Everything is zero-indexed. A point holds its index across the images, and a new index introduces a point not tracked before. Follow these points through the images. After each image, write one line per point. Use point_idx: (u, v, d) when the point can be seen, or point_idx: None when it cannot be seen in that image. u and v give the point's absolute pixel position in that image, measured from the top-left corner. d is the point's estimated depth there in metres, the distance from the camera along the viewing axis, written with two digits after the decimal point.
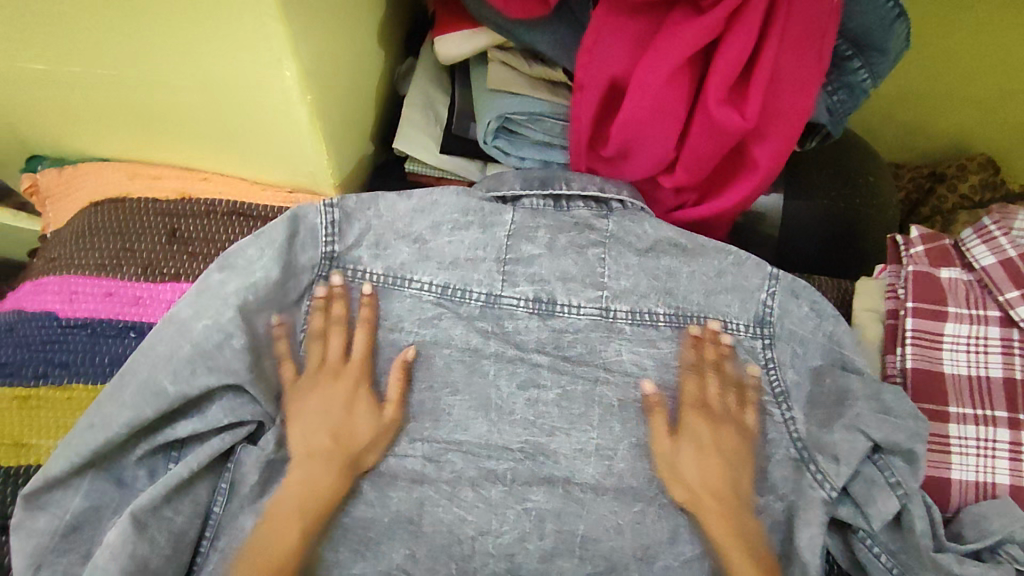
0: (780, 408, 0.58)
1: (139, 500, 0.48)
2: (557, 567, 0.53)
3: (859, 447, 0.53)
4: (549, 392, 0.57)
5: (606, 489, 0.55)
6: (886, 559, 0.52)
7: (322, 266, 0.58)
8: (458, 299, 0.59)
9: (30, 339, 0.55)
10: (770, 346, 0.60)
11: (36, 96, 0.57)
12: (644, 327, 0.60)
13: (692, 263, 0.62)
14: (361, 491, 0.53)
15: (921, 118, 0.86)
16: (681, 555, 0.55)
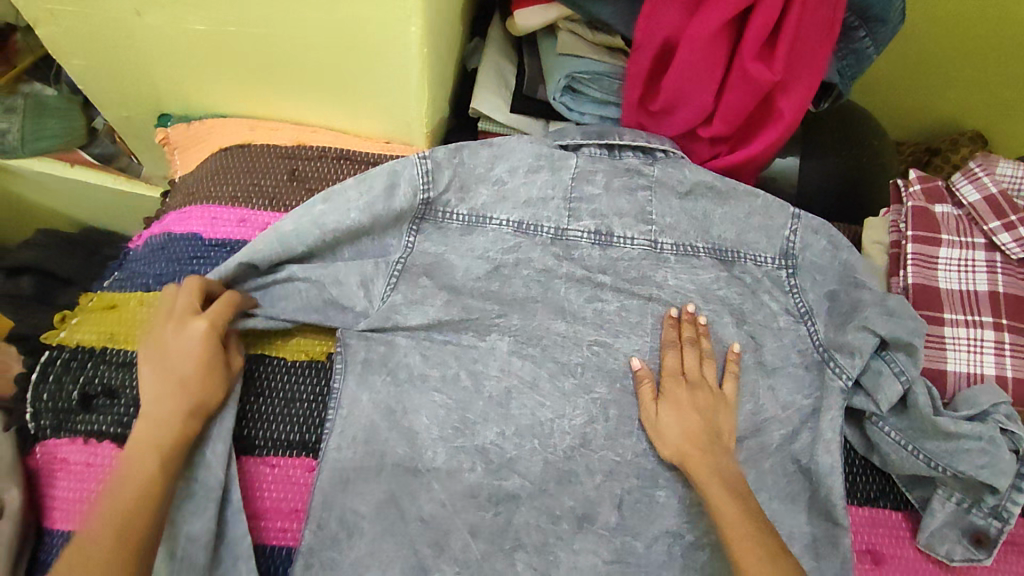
0: (806, 324, 0.69)
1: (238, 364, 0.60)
2: (620, 444, 0.64)
3: (870, 342, 0.64)
4: (611, 304, 0.69)
5: None
6: (893, 434, 0.63)
7: (419, 211, 0.67)
8: (532, 231, 0.69)
9: (180, 254, 0.67)
10: (793, 275, 0.70)
11: (185, 53, 0.68)
12: (688, 258, 0.71)
13: (724, 205, 0.72)
14: (460, 378, 0.64)
15: (919, 100, 0.98)
16: None
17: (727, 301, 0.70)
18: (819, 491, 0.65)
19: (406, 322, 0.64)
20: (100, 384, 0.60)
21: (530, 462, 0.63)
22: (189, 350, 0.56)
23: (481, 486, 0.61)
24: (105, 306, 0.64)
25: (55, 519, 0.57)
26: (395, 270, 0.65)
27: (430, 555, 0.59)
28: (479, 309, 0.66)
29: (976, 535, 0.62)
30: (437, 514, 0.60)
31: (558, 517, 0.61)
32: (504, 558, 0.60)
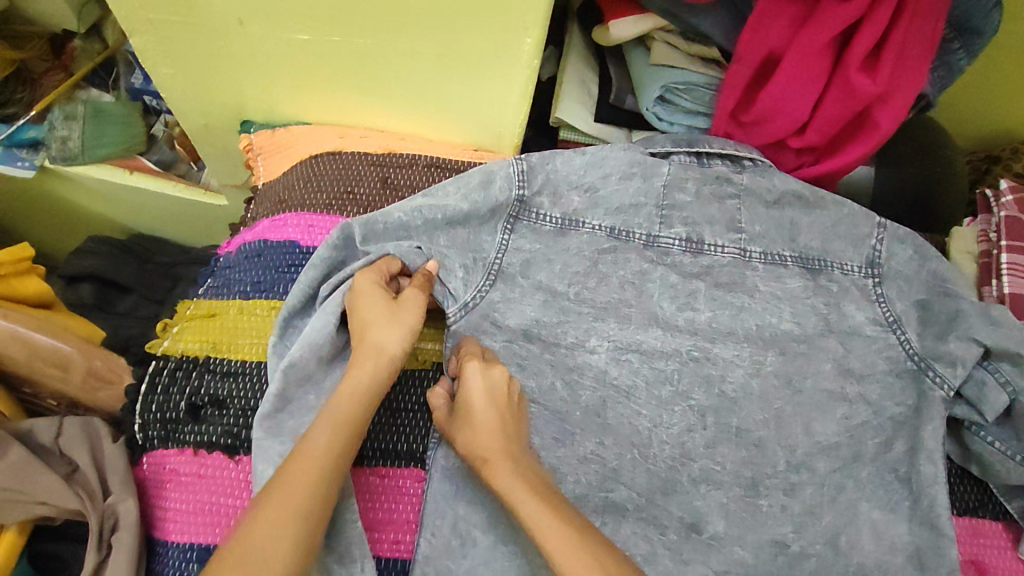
0: (896, 334, 0.68)
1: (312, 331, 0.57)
2: (719, 453, 0.64)
3: (974, 352, 0.63)
4: (702, 314, 0.68)
5: (752, 390, 0.66)
6: (997, 445, 0.63)
7: (513, 209, 0.67)
8: (625, 237, 0.69)
9: (278, 262, 0.67)
10: (880, 284, 0.70)
11: (284, 64, 0.68)
12: (776, 266, 0.71)
13: (811, 214, 0.72)
14: (556, 387, 0.64)
15: (988, 112, 0.98)
16: (818, 442, 0.65)
17: (816, 310, 0.69)
18: (923, 500, 0.64)
19: (506, 320, 0.65)
20: (207, 394, 0.59)
21: (635, 472, 0.62)
22: (387, 338, 0.56)
23: (589, 495, 0.61)
24: (205, 315, 0.64)
25: (167, 531, 0.56)
26: (492, 269, 0.66)
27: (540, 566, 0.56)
28: (577, 310, 0.67)
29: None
30: None
31: (665, 526, 0.61)
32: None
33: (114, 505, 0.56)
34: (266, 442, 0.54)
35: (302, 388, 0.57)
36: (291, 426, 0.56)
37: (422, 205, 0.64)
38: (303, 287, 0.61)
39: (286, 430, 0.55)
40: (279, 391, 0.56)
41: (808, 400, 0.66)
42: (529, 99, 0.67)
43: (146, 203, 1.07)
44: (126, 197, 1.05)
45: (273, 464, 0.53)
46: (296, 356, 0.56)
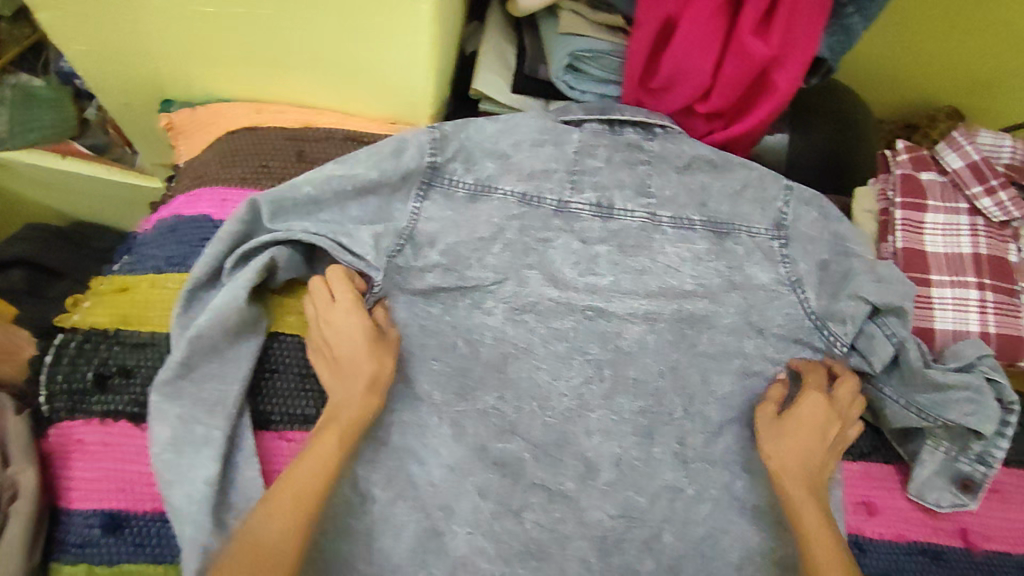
0: (797, 293, 0.70)
1: (218, 301, 0.57)
2: (617, 403, 0.67)
3: (861, 311, 0.66)
4: (604, 279, 0.70)
5: (649, 343, 0.69)
6: (887, 392, 0.66)
7: (425, 177, 0.68)
8: (536, 203, 0.71)
9: (191, 237, 0.68)
10: (786, 246, 0.72)
11: (191, 36, 0.68)
12: (684, 230, 0.73)
13: (721, 177, 0.74)
14: (457, 346, 0.66)
15: (897, 82, 1.01)
16: (716, 392, 0.69)
17: (719, 272, 0.72)
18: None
19: (408, 284, 0.66)
20: (114, 363, 0.60)
21: (531, 424, 0.65)
22: (376, 362, 0.59)
23: (488, 448, 0.63)
24: (118, 289, 0.65)
25: (71, 499, 0.57)
26: (403, 233, 0.66)
27: (441, 519, 0.61)
28: (476, 277, 0.68)
29: (963, 481, 0.64)
30: (446, 479, 0.62)
31: (563, 476, 0.64)
32: (511, 517, 0.62)
33: (13, 476, 0.56)
34: (166, 404, 0.55)
35: (207, 357, 0.57)
36: (190, 392, 0.56)
37: (331, 172, 0.65)
38: (208, 261, 0.61)
39: (188, 395, 0.56)
40: (183, 357, 0.56)
41: (704, 352, 0.70)
42: (435, 67, 0.68)
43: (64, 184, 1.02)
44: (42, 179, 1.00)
45: (172, 425, 0.55)
46: (203, 326, 0.56)
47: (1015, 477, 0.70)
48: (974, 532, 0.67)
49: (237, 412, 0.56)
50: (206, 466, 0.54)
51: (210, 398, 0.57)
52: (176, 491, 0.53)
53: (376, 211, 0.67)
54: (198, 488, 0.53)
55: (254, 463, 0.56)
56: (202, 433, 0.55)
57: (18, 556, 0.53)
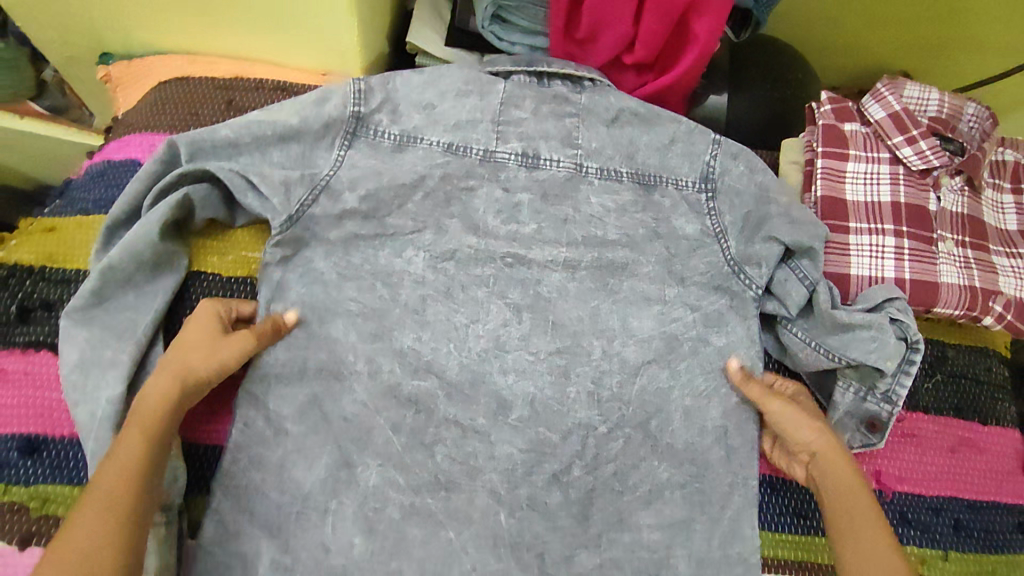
0: (721, 243, 0.71)
1: (133, 234, 0.60)
2: (533, 344, 0.68)
3: (774, 251, 0.68)
4: (527, 227, 0.72)
5: (569, 290, 0.71)
6: (799, 334, 0.66)
7: (350, 125, 0.69)
8: (462, 153, 0.72)
9: (120, 180, 0.69)
10: (713, 198, 0.72)
11: None
12: (610, 182, 0.74)
13: (650, 131, 0.74)
14: (375, 289, 0.68)
15: (840, 44, 0.97)
16: (636, 335, 0.70)
17: (644, 223, 0.73)
18: (734, 390, 0.69)
19: (324, 235, 0.68)
20: (38, 297, 0.62)
21: (447, 362, 0.66)
22: (191, 354, 0.58)
23: (401, 386, 0.65)
24: (44, 229, 0.66)
25: None
26: (317, 184, 0.67)
27: (353, 450, 0.63)
28: (395, 224, 0.70)
29: (871, 421, 0.65)
30: (359, 413, 0.64)
31: (476, 412, 0.65)
32: (422, 450, 0.63)
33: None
34: (75, 329, 0.58)
35: (122, 288, 0.60)
36: (101, 320, 0.59)
37: (252, 117, 0.66)
38: (127, 199, 0.63)
39: (97, 321, 0.59)
40: (95, 286, 0.59)
41: (623, 300, 0.71)
42: (358, 23, 0.69)
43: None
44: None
45: (80, 349, 0.57)
46: (115, 259, 0.59)
47: (928, 421, 0.70)
48: (886, 474, 0.68)
49: (146, 339, 0.59)
50: (109, 386, 0.56)
51: (121, 326, 0.59)
52: (79, 409, 0.56)
53: (297, 158, 0.68)
54: (102, 405, 0.56)
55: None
56: (109, 357, 0.57)
57: None
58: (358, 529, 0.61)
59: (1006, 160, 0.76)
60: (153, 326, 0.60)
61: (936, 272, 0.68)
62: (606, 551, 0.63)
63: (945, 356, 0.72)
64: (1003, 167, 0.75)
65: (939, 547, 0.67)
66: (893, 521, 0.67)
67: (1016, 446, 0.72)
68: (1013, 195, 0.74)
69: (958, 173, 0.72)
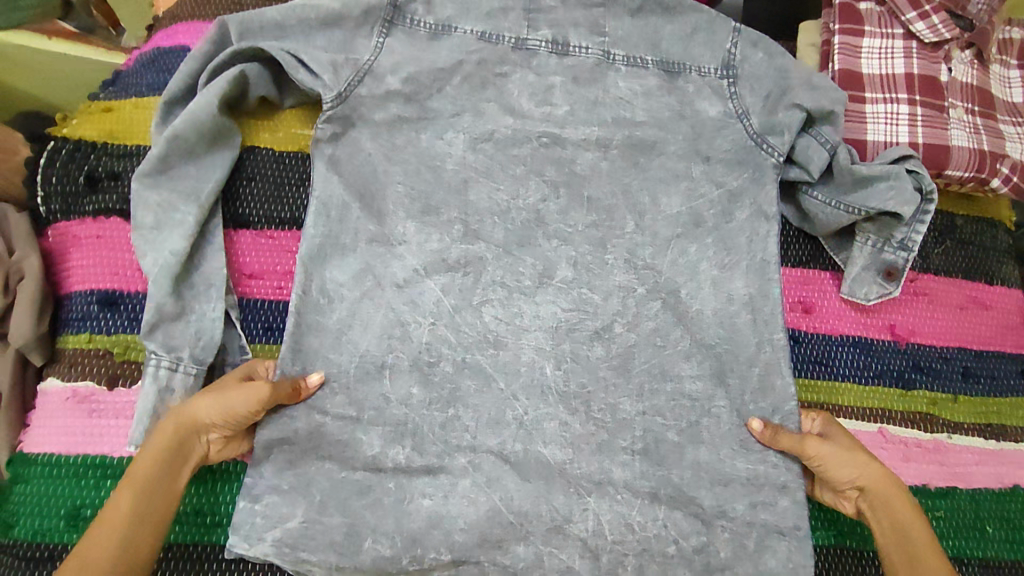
0: (742, 121, 0.71)
1: (195, 105, 0.62)
2: (572, 218, 0.68)
3: (796, 117, 0.69)
4: (560, 109, 0.70)
5: (602, 168, 0.70)
6: (819, 197, 0.70)
7: (387, 14, 0.67)
8: (494, 41, 0.69)
9: (172, 64, 0.72)
10: (734, 85, 0.71)
11: None
12: (636, 69, 0.71)
13: (673, 21, 0.72)
14: (421, 172, 0.67)
15: None
16: (667, 211, 0.69)
17: (669, 107, 0.71)
18: (756, 254, 0.68)
19: (370, 116, 0.67)
20: (104, 168, 0.65)
21: (492, 231, 0.67)
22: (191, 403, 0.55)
23: (450, 250, 0.66)
24: (102, 109, 0.69)
25: (73, 281, 0.63)
26: (362, 68, 0.66)
27: (405, 310, 0.64)
28: (434, 108, 0.68)
29: (887, 270, 0.70)
30: (410, 278, 0.64)
31: (521, 273, 0.66)
32: (472, 311, 0.65)
33: (19, 262, 0.61)
34: (146, 193, 0.61)
35: (184, 158, 0.63)
36: (168, 184, 0.62)
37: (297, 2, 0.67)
38: (183, 77, 0.65)
39: (165, 186, 0.62)
40: (161, 154, 0.61)
41: (653, 177, 0.70)
42: None
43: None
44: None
45: (153, 210, 0.61)
46: (180, 128, 0.61)
47: (938, 281, 0.75)
48: (900, 327, 0.73)
49: (208, 205, 0.62)
50: (175, 241, 0.60)
51: (187, 190, 0.62)
52: (147, 259, 0.60)
53: (339, 43, 0.67)
54: (165, 254, 0.59)
55: (218, 253, 0.62)
56: (178, 217, 0.61)
57: (28, 320, 0.60)
58: (415, 379, 0.62)
59: (1012, 38, 0.80)
60: (214, 195, 0.63)
61: (947, 136, 0.73)
62: (647, 400, 0.65)
63: (955, 224, 0.77)
64: (1011, 44, 0.79)
65: (948, 389, 0.73)
66: (906, 367, 0.72)
67: (1017, 305, 0.78)
68: (1019, 70, 0.79)
69: (969, 46, 0.76)
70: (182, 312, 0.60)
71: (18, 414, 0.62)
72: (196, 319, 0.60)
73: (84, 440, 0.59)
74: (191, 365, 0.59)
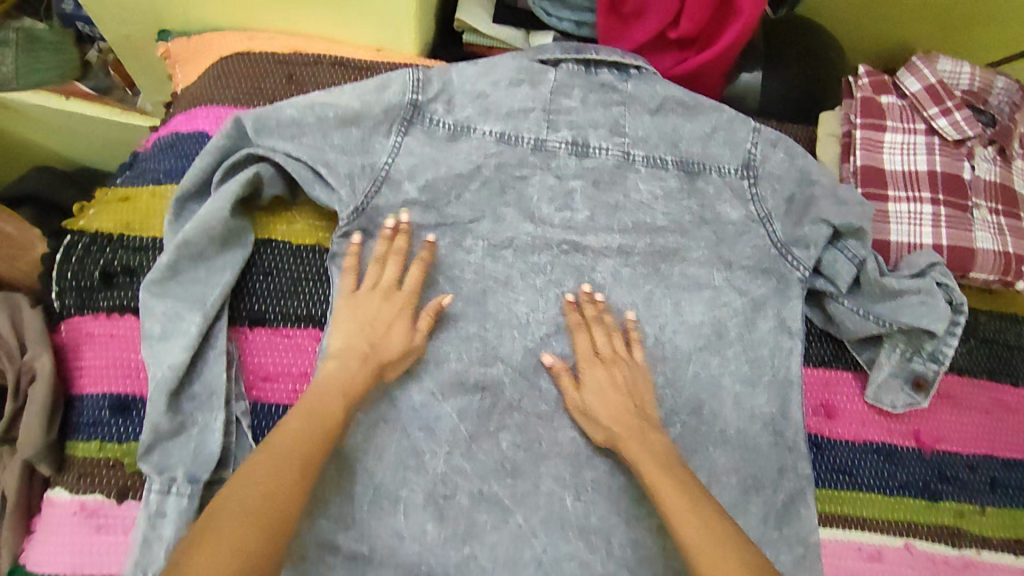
0: (767, 227, 0.71)
1: (206, 210, 0.61)
2: (592, 330, 0.68)
3: (823, 233, 0.69)
4: (579, 215, 0.72)
5: (622, 276, 0.71)
6: (847, 304, 0.69)
7: (407, 113, 0.69)
8: (514, 142, 0.71)
9: (190, 151, 0.72)
10: (755, 185, 0.72)
11: None
12: (656, 169, 0.73)
13: (692, 120, 0.73)
14: (439, 283, 0.68)
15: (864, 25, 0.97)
16: (686, 323, 0.70)
17: (688, 210, 0.72)
18: (779, 370, 0.69)
19: (388, 224, 0.67)
20: (119, 263, 0.65)
21: (512, 348, 0.67)
22: (387, 347, 0.62)
23: (468, 373, 0.65)
24: (120, 199, 0.69)
25: (83, 385, 0.62)
26: (378, 176, 0.67)
27: (421, 438, 0.63)
28: (453, 214, 0.69)
29: (917, 380, 0.68)
30: (427, 403, 0.64)
31: (539, 397, 0.66)
32: (488, 438, 0.64)
33: (31, 362, 0.61)
34: (153, 301, 0.60)
35: (193, 262, 0.61)
36: (177, 291, 0.61)
37: (313, 98, 0.66)
38: (196, 172, 0.65)
39: (172, 293, 0.60)
40: (169, 261, 0.60)
41: (675, 285, 0.71)
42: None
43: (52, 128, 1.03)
44: (19, 123, 1.01)
45: (161, 321, 0.59)
46: (189, 234, 0.60)
47: (964, 383, 0.72)
48: (925, 433, 0.70)
49: (214, 311, 0.60)
50: (175, 353, 0.58)
51: (195, 297, 0.61)
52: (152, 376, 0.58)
53: (360, 141, 0.67)
54: (165, 370, 0.58)
55: (222, 360, 0.60)
56: (184, 327, 0.59)
57: (37, 431, 0.59)
58: (430, 515, 0.62)
59: None
60: (221, 299, 0.61)
61: (972, 238, 0.70)
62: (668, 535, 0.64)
63: (978, 321, 0.74)
64: None
65: (977, 502, 0.70)
66: (931, 478, 0.69)
67: None
68: None
69: (991, 143, 0.75)
70: (181, 427, 0.59)
71: (20, 521, 0.61)
72: (197, 433, 0.58)
73: (90, 560, 0.57)
74: (185, 485, 0.57)
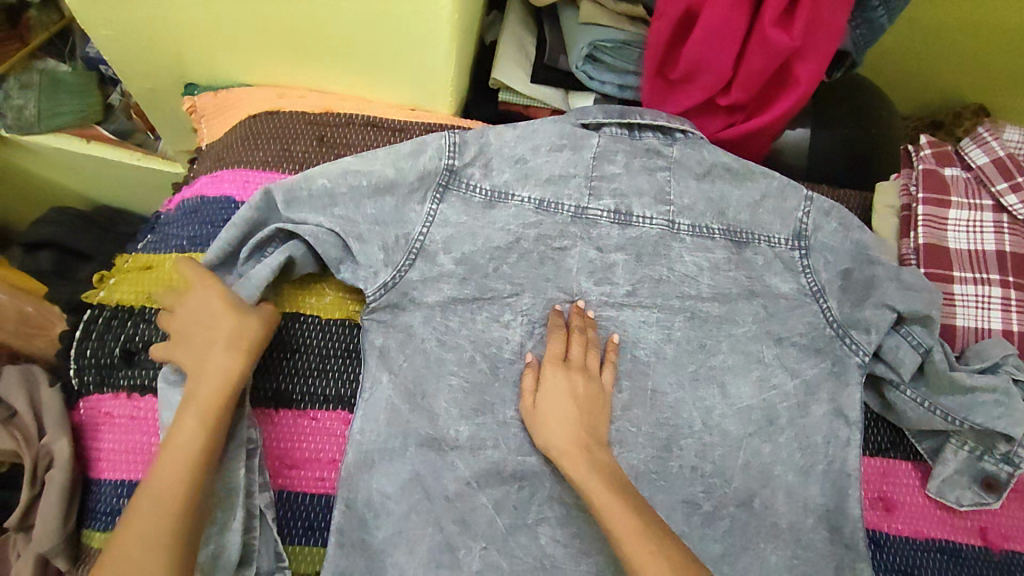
0: (819, 302, 0.67)
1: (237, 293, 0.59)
2: (634, 414, 0.64)
3: (886, 319, 0.64)
4: (621, 288, 0.67)
5: (666, 353, 0.66)
6: (910, 394, 0.64)
7: (443, 179, 0.64)
8: (554, 211, 0.67)
9: (213, 217, 0.68)
10: (806, 256, 0.67)
11: (202, 28, 0.69)
12: (703, 239, 0.68)
13: (741, 186, 0.68)
14: (476, 361, 0.63)
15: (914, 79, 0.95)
16: (734, 405, 0.66)
17: (738, 283, 0.67)
18: (835, 461, 0.65)
19: (423, 298, 0.63)
20: (141, 339, 0.61)
21: None
22: (250, 324, 0.58)
23: (505, 462, 0.61)
24: (141, 267, 0.66)
25: (101, 469, 0.59)
26: (414, 247, 0.63)
27: (455, 533, 0.59)
28: (491, 287, 0.65)
29: (986, 480, 0.64)
30: (461, 492, 0.60)
31: None
32: (526, 532, 0.60)
33: (48, 445, 0.58)
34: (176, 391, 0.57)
35: None
36: None
37: (347, 164, 0.62)
38: (222, 245, 0.61)
39: None
40: None
41: (722, 364, 0.66)
42: (457, 53, 0.69)
43: (75, 170, 1.02)
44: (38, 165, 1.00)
45: None
46: None
47: None
48: (993, 531, 0.65)
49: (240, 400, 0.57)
50: None
51: None
52: None
53: (393, 213, 0.63)
54: None
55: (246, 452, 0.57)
56: None
57: (50, 523, 0.56)
58: None
59: None
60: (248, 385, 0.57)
61: None
62: None
63: None
64: None
65: None
66: None
67: None
68: None
69: None
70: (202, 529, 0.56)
71: None
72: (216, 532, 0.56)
73: None
74: None
